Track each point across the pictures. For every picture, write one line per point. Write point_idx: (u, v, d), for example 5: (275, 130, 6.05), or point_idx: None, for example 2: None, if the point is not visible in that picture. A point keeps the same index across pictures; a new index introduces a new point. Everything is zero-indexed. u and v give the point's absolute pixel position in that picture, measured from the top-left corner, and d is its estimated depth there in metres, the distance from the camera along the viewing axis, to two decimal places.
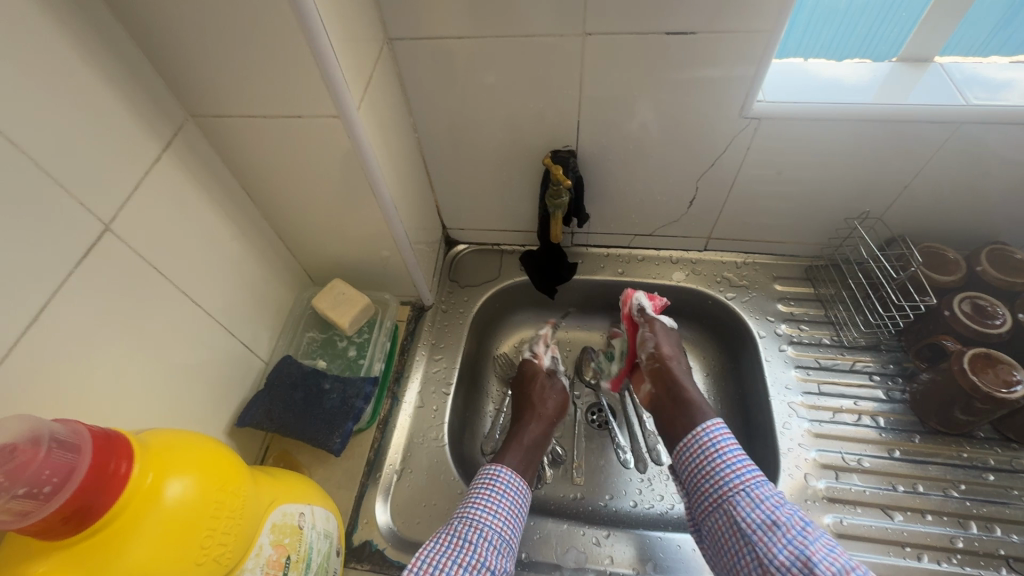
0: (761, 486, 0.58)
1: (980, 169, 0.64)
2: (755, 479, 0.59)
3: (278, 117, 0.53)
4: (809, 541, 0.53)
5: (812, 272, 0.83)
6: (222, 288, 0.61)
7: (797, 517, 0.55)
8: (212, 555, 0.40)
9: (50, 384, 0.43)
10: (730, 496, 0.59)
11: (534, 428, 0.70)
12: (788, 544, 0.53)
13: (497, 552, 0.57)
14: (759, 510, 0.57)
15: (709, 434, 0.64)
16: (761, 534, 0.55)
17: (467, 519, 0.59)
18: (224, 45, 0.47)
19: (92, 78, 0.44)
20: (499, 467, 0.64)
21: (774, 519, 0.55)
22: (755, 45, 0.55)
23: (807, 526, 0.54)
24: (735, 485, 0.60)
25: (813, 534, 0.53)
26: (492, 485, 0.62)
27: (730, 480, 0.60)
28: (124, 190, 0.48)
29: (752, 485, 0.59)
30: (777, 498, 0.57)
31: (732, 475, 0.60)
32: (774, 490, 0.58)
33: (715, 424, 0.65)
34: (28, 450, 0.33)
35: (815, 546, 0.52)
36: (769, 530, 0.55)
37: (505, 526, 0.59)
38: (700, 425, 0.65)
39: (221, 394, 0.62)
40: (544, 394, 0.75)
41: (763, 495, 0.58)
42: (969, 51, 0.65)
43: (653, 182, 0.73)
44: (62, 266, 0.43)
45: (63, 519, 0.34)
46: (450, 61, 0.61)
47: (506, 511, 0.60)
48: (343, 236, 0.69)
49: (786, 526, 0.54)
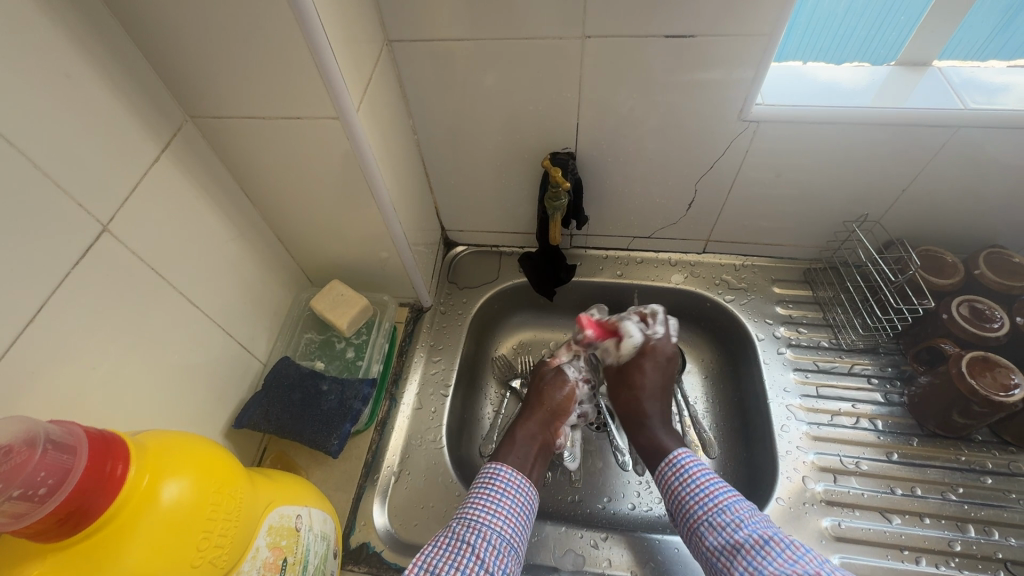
0: (720, 513, 0.59)
1: (978, 173, 0.64)
2: (716, 505, 0.60)
3: (277, 119, 0.53)
4: (768, 561, 0.53)
5: (810, 275, 0.83)
6: (221, 289, 0.61)
7: (755, 537, 0.55)
8: (208, 558, 0.39)
9: (48, 383, 0.43)
10: (696, 528, 0.60)
11: (530, 424, 0.71)
12: (748, 567, 0.54)
13: (497, 553, 0.56)
14: (721, 536, 0.57)
15: (672, 468, 0.65)
16: (724, 561, 0.56)
17: (465, 520, 0.59)
18: (224, 46, 0.46)
19: (91, 78, 0.44)
20: (497, 467, 0.65)
21: (733, 543, 0.56)
22: (754, 49, 0.55)
23: (767, 543, 0.54)
24: (698, 516, 0.60)
25: (773, 551, 0.54)
26: (491, 486, 0.62)
27: (695, 510, 0.61)
28: (123, 191, 0.48)
29: (714, 513, 0.59)
30: (737, 520, 0.57)
31: (696, 505, 0.61)
32: (737, 510, 0.59)
33: (679, 455, 0.66)
34: (24, 452, 0.33)
35: (774, 564, 0.53)
36: (731, 554, 0.56)
37: (506, 526, 0.59)
38: (672, 453, 0.67)
39: (218, 395, 0.62)
40: (544, 388, 0.75)
41: (724, 521, 0.58)
42: (967, 55, 0.65)
43: (652, 184, 0.73)
44: (60, 266, 0.43)
45: (59, 520, 0.34)
46: (450, 62, 0.61)
47: (509, 511, 0.60)
48: (342, 237, 0.69)
49: (745, 548, 0.55)
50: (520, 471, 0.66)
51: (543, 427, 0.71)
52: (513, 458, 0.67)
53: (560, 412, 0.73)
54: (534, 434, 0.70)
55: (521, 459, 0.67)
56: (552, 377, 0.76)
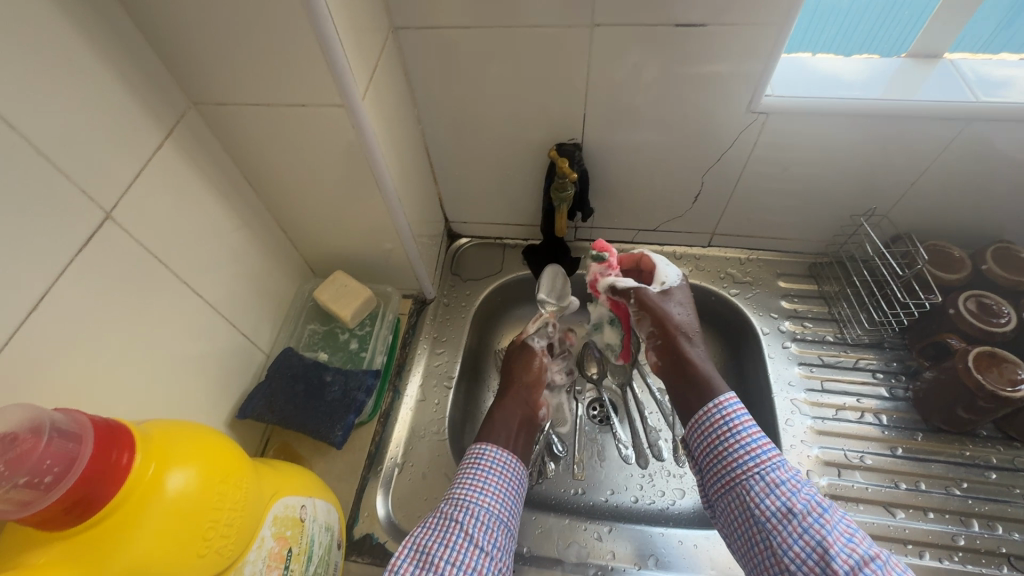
0: (775, 470, 0.57)
1: (987, 166, 0.63)
2: (769, 461, 0.58)
3: (283, 106, 0.52)
4: (826, 531, 0.52)
5: (815, 269, 0.83)
6: (223, 278, 0.61)
7: (814, 503, 0.54)
8: (214, 547, 0.39)
9: (49, 374, 0.42)
10: (744, 481, 0.58)
11: (507, 401, 0.70)
12: (803, 533, 0.53)
13: (486, 528, 0.57)
14: (774, 497, 0.55)
15: (723, 411, 0.62)
16: (775, 522, 0.54)
17: (455, 499, 0.59)
18: (229, 30, 0.46)
19: (92, 61, 0.43)
20: (483, 445, 0.64)
21: (790, 507, 0.54)
22: (765, 39, 0.54)
23: (825, 513, 0.53)
24: (749, 469, 0.58)
25: (831, 521, 0.53)
26: (476, 465, 0.62)
27: (744, 462, 0.58)
28: (125, 177, 0.47)
29: (768, 469, 0.57)
30: (793, 482, 0.56)
31: (748, 457, 0.58)
32: (789, 471, 0.57)
33: (729, 399, 0.63)
34: (28, 440, 0.33)
35: (832, 535, 0.52)
36: (784, 517, 0.54)
37: (494, 501, 0.59)
38: (713, 400, 0.63)
39: (221, 386, 0.62)
40: (514, 364, 0.75)
41: (778, 480, 0.56)
42: (975, 49, 0.64)
43: (658, 176, 0.73)
44: (64, 253, 0.42)
45: (64, 509, 0.33)
46: (456, 51, 0.60)
47: (497, 488, 0.60)
48: (346, 228, 0.69)
49: (802, 514, 0.53)
50: (507, 446, 0.65)
51: (519, 400, 0.70)
52: (498, 433, 0.66)
53: (534, 386, 0.73)
54: (514, 409, 0.69)
55: (507, 432, 0.66)
56: (519, 352, 0.76)
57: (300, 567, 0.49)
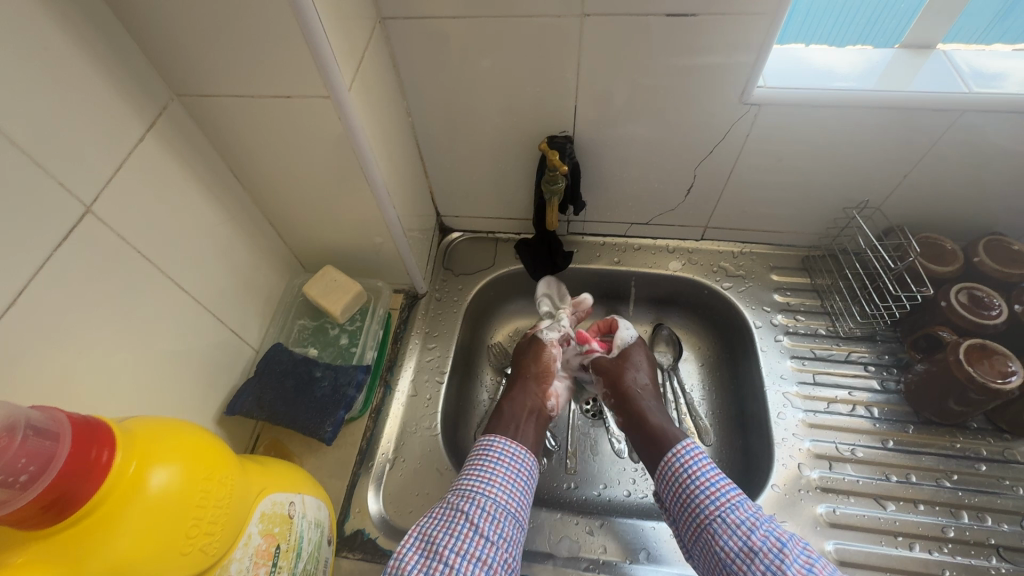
0: (734, 510, 0.56)
1: (980, 158, 0.63)
2: (728, 501, 0.57)
3: (267, 98, 0.51)
4: (786, 566, 0.51)
5: (808, 262, 0.82)
6: (210, 273, 0.60)
7: (772, 540, 0.53)
8: (198, 545, 0.39)
9: (28, 370, 0.42)
10: (707, 525, 0.56)
11: (518, 393, 0.70)
12: (767, 572, 0.51)
13: (493, 519, 0.56)
14: (737, 537, 0.54)
15: (681, 458, 0.61)
16: (740, 564, 0.53)
17: (461, 491, 0.58)
18: (211, 20, 0.45)
19: (72, 51, 0.42)
20: (490, 437, 0.64)
21: (750, 547, 0.53)
22: (757, 30, 0.54)
23: (784, 548, 0.52)
24: (712, 511, 0.57)
25: (791, 555, 0.52)
26: (485, 457, 0.62)
27: (706, 506, 0.57)
28: (106, 170, 0.46)
29: (728, 509, 0.56)
30: (752, 520, 0.55)
31: (708, 500, 0.57)
32: (749, 509, 0.56)
33: (690, 444, 0.62)
34: (3, 438, 0.32)
35: (792, 569, 0.50)
36: (747, 557, 0.53)
37: (501, 492, 0.59)
38: (679, 444, 0.63)
39: (208, 382, 0.61)
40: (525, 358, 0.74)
41: (739, 519, 0.55)
42: (969, 40, 0.64)
43: (650, 170, 0.72)
44: (42, 247, 0.42)
45: (42, 507, 0.33)
46: (446, 42, 0.59)
47: (505, 479, 0.60)
48: (335, 222, 0.68)
49: (763, 552, 0.52)
50: (514, 438, 0.65)
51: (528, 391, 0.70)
52: (507, 426, 0.66)
53: (544, 377, 0.72)
54: (523, 401, 0.69)
55: (516, 425, 0.67)
56: (532, 346, 0.75)
57: (289, 564, 0.49)
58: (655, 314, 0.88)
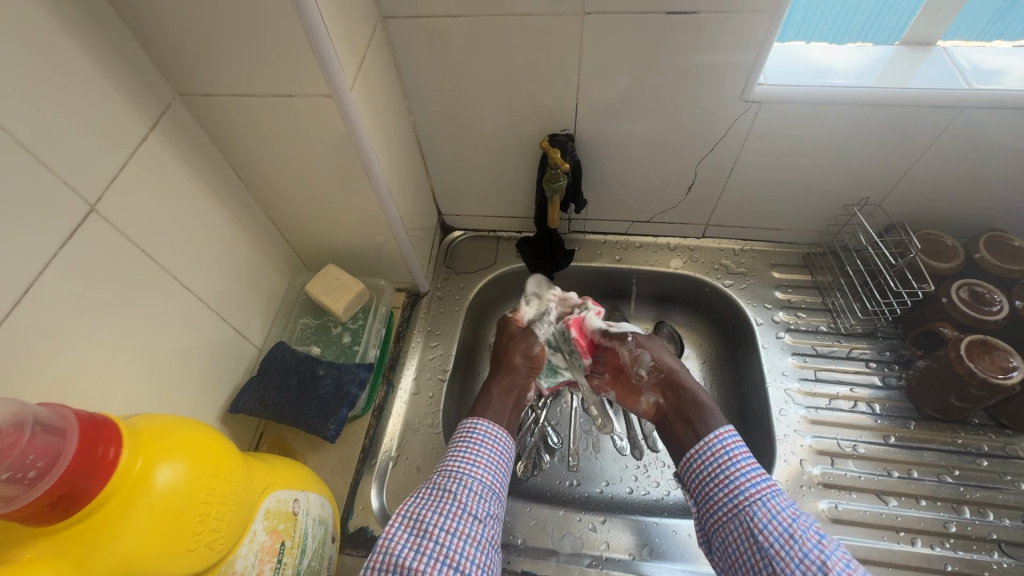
0: (776, 495, 0.55)
1: (980, 155, 0.63)
2: (770, 487, 0.56)
3: (270, 98, 0.52)
4: (826, 555, 0.50)
5: (809, 259, 0.82)
6: (213, 272, 0.60)
7: (812, 530, 0.52)
8: (204, 541, 0.39)
9: (35, 367, 0.42)
10: (744, 506, 0.55)
11: (505, 381, 0.69)
12: (805, 559, 0.50)
13: (480, 498, 0.57)
14: (777, 522, 0.53)
15: (722, 441, 0.61)
16: (778, 548, 0.52)
17: (448, 471, 0.59)
18: (214, 19, 0.45)
19: (76, 51, 0.42)
20: (472, 420, 0.64)
21: (792, 533, 0.52)
22: (757, 28, 0.54)
23: (823, 538, 0.52)
24: (751, 494, 0.56)
25: (829, 547, 0.51)
26: (468, 438, 0.62)
27: (745, 488, 0.56)
28: (110, 169, 0.46)
29: (769, 494, 0.55)
30: (793, 508, 0.54)
31: (747, 483, 0.57)
32: (788, 499, 0.56)
33: (729, 430, 0.62)
34: (12, 434, 0.32)
35: (832, 559, 0.50)
36: (787, 543, 0.52)
37: (486, 473, 0.59)
38: (711, 432, 0.62)
39: (212, 380, 0.61)
40: (513, 346, 0.71)
41: (780, 505, 0.54)
42: (969, 37, 0.64)
43: (651, 168, 0.73)
44: (47, 246, 0.42)
45: (51, 503, 0.33)
46: (447, 41, 0.60)
47: (488, 460, 0.60)
48: (337, 221, 0.68)
49: (803, 539, 0.52)
50: (497, 423, 0.64)
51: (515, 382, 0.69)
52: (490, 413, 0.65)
53: (535, 369, 0.70)
54: (507, 389, 0.68)
55: (500, 412, 0.66)
56: (521, 334, 0.72)
57: (294, 561, 0.49)
58: (657, 311, 0.88)
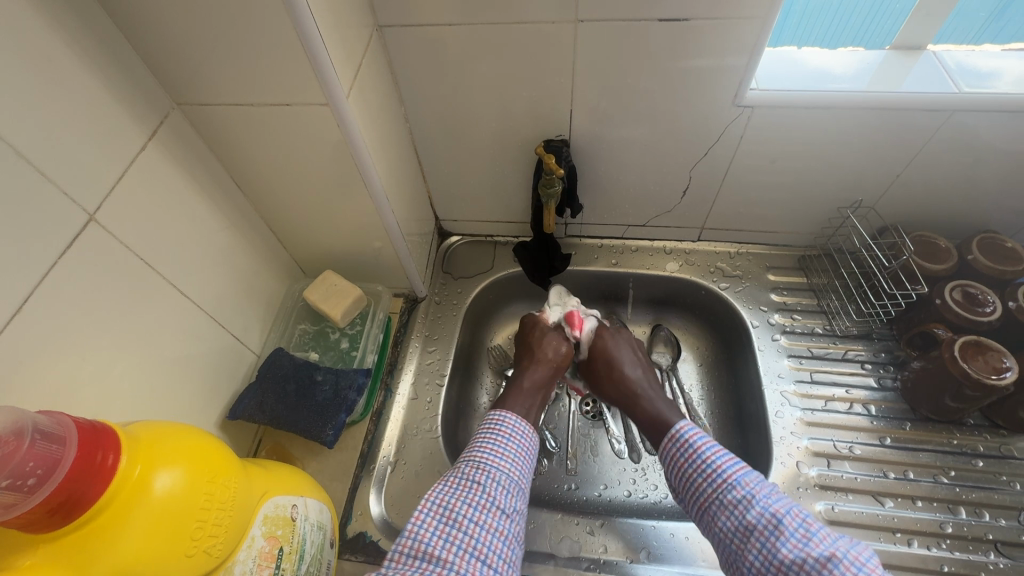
0: (731, 489, 0.54)
1: (973, 157, 0.64)
2: (725, 481, 0.55)
3: (267, 106, 0.52)
4: (782, 543, 0.49)
5: (804, 261, 0.83)
6: (212, 279, 0.61)
7: (769, 516, 0.51)
8: (202, 547, 0.39)
9: (33, 376, 0.42)
10: (706, 507, 0.56)
11: (535, 373, 0.70)
12: (762, 550, 0.50)
13: (507, 492, 0.57)
14: (734, 517, 0.53)
15: (676, 442, 0.61)
16: (738, 544, 0.52)
17: (476, 462, 0.58)
18: (211, 30, 0.45)
19: (73, 62, 0.43)
20: (502, 412, 0.64)
21: (746, 526, 0.52)
22: (747, 34, 0.55)
23: (779, 523, 0.50)
24: (710, 493, 0.56)
25: (787, 531, 0.50)
26: (496, 432, 0.62)
27: (704, 488, 0.56)
28: (109, 179, 0.47)
29: (725, 489, 0.55)
30: (748, 497, 0.53)
31: (705, 482, 0.57)
32: (746, 485, 0.54)
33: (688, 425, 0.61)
34: (12, 442, 0.33)
35: (789, 545, 0.49)
36: (744, 537, 0.52)
37: (513, 468, 0.59)
38: (675, 427, 0.62)
39: (211, 386, 0.62)
40: (544, 342, 0.74)
41: (735, 498, 0.54)
42: (962, 40, 0.65)
43: (646, 172, 0.73)
44: (46, 255, 0.42)
45: (50, 510, 0.33)
46: (442, 49, 0.60)
47: (514, 455, 0.60)
48: (335, 228, 0.69)
49: (758, 529, 0.51)
50: (523, 417, 0.65)
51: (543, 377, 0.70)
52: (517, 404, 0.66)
53: (558, 365, 0.72)
54: (534, 382, 0.69)
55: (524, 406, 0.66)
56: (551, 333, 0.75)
57: (292, 566, 0.49)
58: (654, 315, 0.89)
